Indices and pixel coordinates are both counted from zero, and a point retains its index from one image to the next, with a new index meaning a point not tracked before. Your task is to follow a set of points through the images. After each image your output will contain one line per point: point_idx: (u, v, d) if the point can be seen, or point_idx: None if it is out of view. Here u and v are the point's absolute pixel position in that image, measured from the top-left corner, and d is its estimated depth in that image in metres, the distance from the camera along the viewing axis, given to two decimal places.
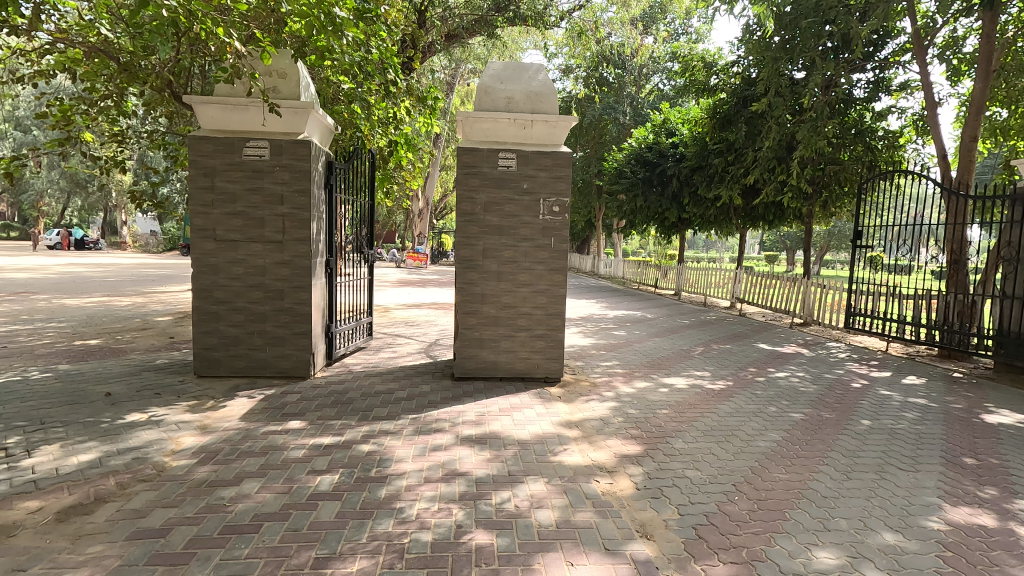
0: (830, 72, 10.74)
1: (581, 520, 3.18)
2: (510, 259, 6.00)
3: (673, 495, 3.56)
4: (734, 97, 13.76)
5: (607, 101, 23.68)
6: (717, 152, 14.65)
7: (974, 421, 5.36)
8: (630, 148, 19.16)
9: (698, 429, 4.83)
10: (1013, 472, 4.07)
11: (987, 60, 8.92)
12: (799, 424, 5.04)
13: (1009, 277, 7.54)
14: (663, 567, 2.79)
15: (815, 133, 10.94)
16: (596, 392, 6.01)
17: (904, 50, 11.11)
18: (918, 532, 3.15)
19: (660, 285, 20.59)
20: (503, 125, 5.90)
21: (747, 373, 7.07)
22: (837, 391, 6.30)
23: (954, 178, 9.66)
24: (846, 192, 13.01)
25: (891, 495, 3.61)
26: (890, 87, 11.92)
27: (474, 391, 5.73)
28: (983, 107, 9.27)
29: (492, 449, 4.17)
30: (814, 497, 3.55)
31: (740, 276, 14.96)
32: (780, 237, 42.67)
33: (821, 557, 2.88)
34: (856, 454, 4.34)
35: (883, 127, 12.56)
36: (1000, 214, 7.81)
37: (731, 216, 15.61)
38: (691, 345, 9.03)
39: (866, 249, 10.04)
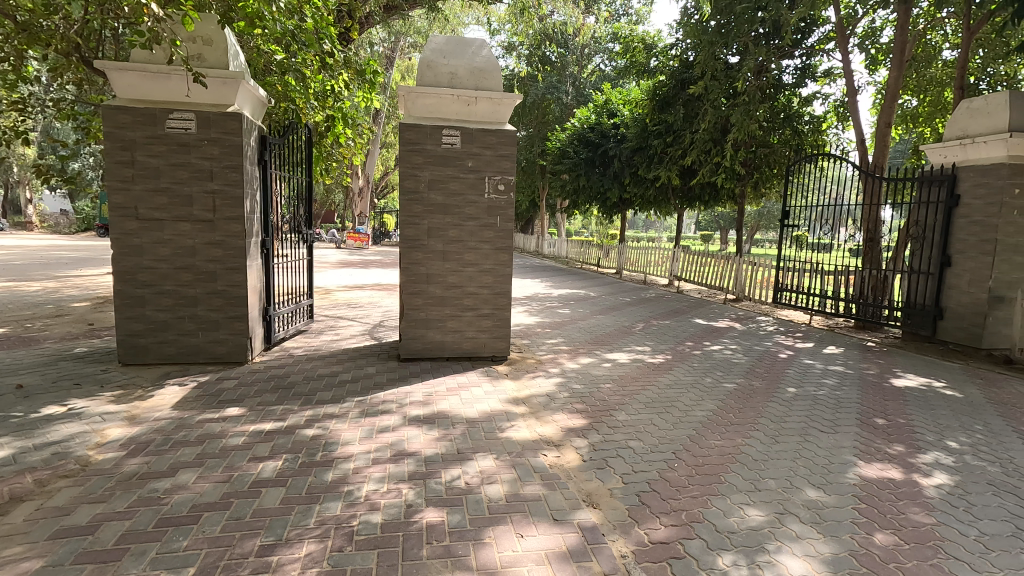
0: (762, 57, 11.21)
1: (529, 493, 3.26)
2: (456, 238, 5.95)
3: (617, 465, 3.70)
4: (672, 80, 14.07)
5: (550, 80, 24.20)
6: (657, 133, 14.98)
7: (884, 385, 5.86)
8: (573, 128, 19.26)
9: (639, 401, 5.03)
10: (917, 429, 4.50)
11: (901, 51, 9.50)
12: (732, 393, 5.35)
13: (917, 254, 8.22)
14: (608, 533, 2.90)
15: (746, 116, 11.41)
16: (542, 368, 6.12)
17: (827, 39, 11.71)
18: (836, 488, 3.43)
19: (602, 265, 21.07)
20: (447, 101, 5.78)
21: (685, 346, 7.41)
22: (766, 361, 6.70)
23: (871, 163, 10.35)
24: (775, 174, 13.69)
25: (814, 455, 3.91)
26: (815, 74, 12.55)
27: (421, 371, 5.71)
28: (897, 95, 9.91)
29: (441, 428, 4.17)
30: (746, 460, 3.79)
31: (678, 254, 15.55)
32: (714, 218, 44.41)
33: (752, 515, 3.09)
34: (783, 419, 4.65)
35: (809, 112, 13.23)
36: (910, 195, 8.43)
37: (670, 196, 16.06)
38: (632, 321, 9.31)
39: (793, 228, 10.63)
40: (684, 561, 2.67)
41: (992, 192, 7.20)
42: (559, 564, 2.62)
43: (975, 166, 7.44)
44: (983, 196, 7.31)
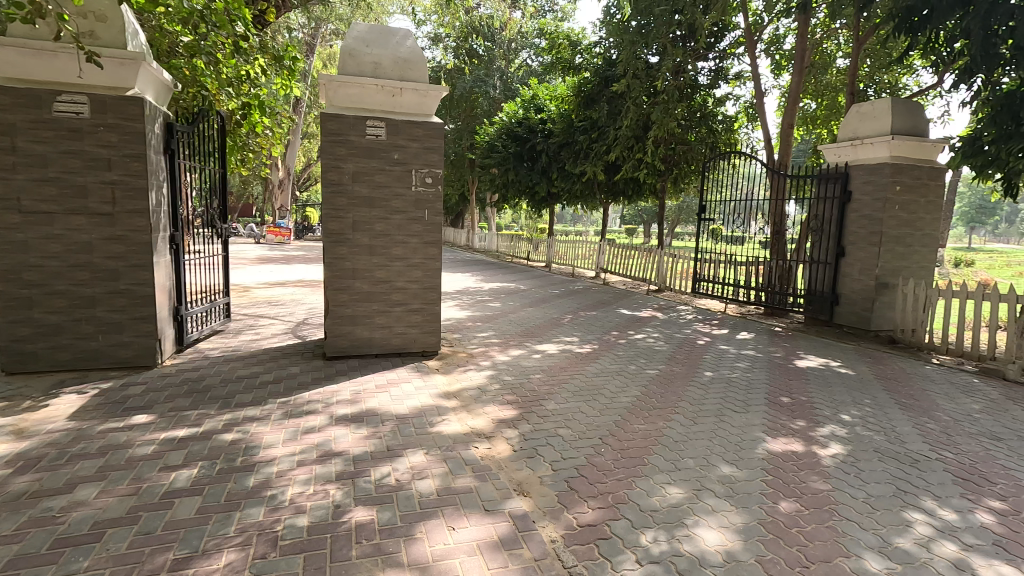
0: (680, 58, 11.73)
1: (461, 486, 3.27)
2: (382, 232, 5.83)
3: (547, 453, 3.78)
4: (597, 77, 14.43)
5: (477, 73, 24.10)
6: (583, 129, 15.35)
7: (789, 366, 6.37)
8: (501, 122, 19.32)
9: (568, 390, 5.17)
10: (816, 405, 4.93)
11: (801, 57, 10.27)
12: (655, 379, 5.62)
13: (816, 246, 8.96)
14: (538, 520, 2.97)
15: (666, 115, 11.91)
16: (473, 362, 6.13)
17: (738, 43, 12.44)
18: (747, 463, 3.70)
19: (532, 258, 21.37)
20: (371, 91, 5.63)
21: (611, 336, 7.68)
22: (685, 348, 7.09)
23: (777, 161, 11.13)
24: (693, 171, 14.42)
25: (727, 434, 4.19)
26: (727, 76, 13.29)
27: (348, 368, 5.56)
28: (798, 99, 10.70)
29: (370, 426, 4.09)
30: (667, 442, 4.00)
31: (604, 247, 16.06)
32: (639, 212, 46.13)
33: (672, 492, 3.27)
34: (700, 402, 4.94)
35: (722, 112, 14.01)
36: (811, 191, 9.16)
37: (596, 191, 16.50)
38: (560, 313, 9.53)
39: (710, 222, 11.26)
40: (610, 541, 2.78)
41: (878, 189, 7.97)
42: (491, 553, 2.65)
43: (865, 164, 8.18)
44: (870, 192, 8.07)
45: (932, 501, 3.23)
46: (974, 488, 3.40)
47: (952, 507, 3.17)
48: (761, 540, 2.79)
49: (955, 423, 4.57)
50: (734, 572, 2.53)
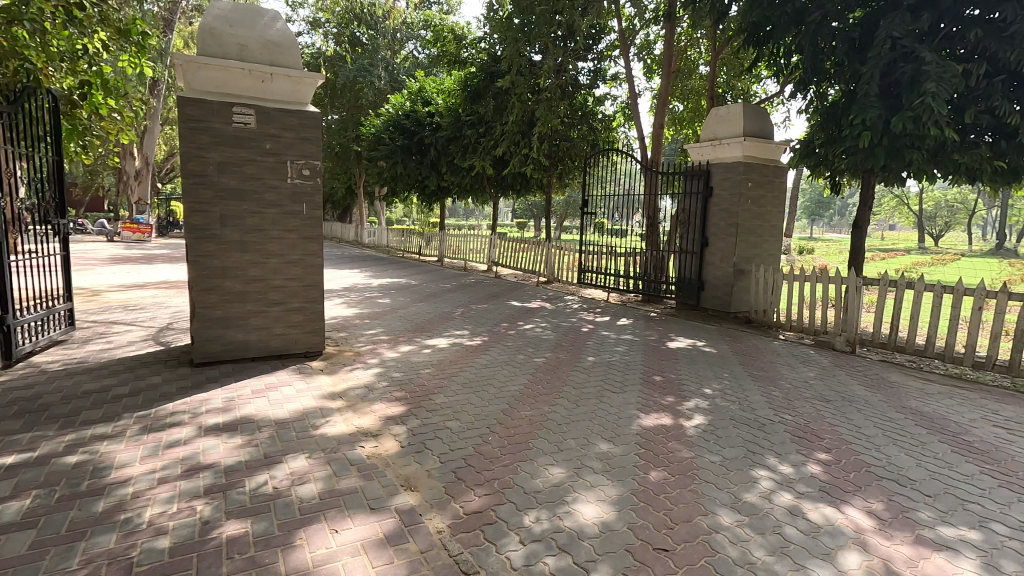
0: (561, 58, 12.17)
1: (345, 487, 3.18)
2: (255, 227, 5.45)
3: (436, 446, 3.79)
4: (482, 72, 14.58)
5: (361, 62, 23.23)
6: (470, 124, 15.42)
7: (662, 348, 6.92)
8: (388, 113, 18.81)
9: (457, 382, 5.21)
10: (684, 382, 5.42)
11: (668, 63, 11.10)
12: (542, 366, 5.84)
13: (685, 237, 9.79)
14: (425, 513, 2.98)
15: (549, 112, 12.31)
16: (361, 360, 5.96)
17: (613, 46, 13.17)
18: (623, 438, 3.98)
19: (424, 253, 21.13)
20: (237, 75, 5.23)
21: (501, 327, 7.84)
22: (571, 336, 7.44)
23: (651, 158, 11.97)
24: (576, 166, 15.08)
25: (606, 413, 4.48)
26: (605, 77, 14.01)
27: (221, 374, 5.15)
28: (667, 101, 11.57)
29: (245, 434, 3.83)
30: (551, 425, 4.18)
31: (495, 241, 16.31)
32: (529, 207, 47.28)
33: (555, 472, 3.44)
34: (582, 385, 5.23)
35: (601, 111, 14.76)
36: (679, 187, 9.97)
37: (486, 185, 16.68)
38: (451, 307, 9.54)
39: (592, 216, 11.85)
40: (495, 526, 2.85)
41: (734, 185, 8.89)
42: (375, 551, 2.61)
43: (722, 163, 9.07)
44: (727, 188, 8.98)
45: (774, 458, 3.70)
46: (806, 444, 3.94)
47: (789, 461, 3.65)
48: (633, 508, 3.03)
49: (795, 389, 5.26)
50: (608, 540, 2.72)
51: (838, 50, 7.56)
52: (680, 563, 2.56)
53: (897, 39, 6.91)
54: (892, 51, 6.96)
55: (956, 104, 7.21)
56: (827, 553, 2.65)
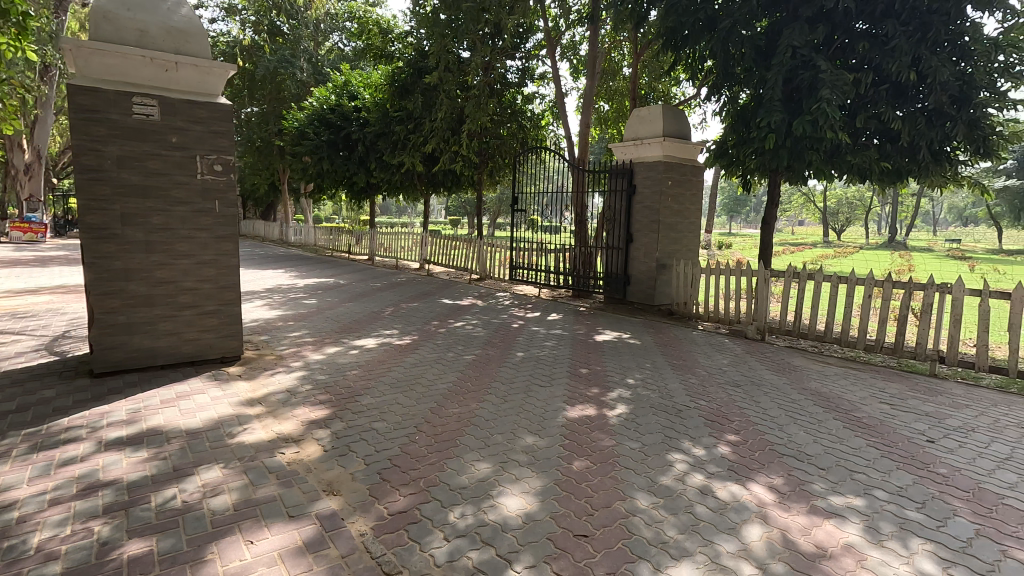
0: (488, 56, 12.19)
1: (262, 496, 3.06)
2: (162, 226, 5.11)
3: (360, 449, 3.72)
4: (410, 67, 14.37)
5: (282, 53, 22.23)
6: (399, 120, 15.15)
7: (589, 341, 7.13)
8: (311, 107, 18.12)
9: (384, 382, 5.13)
10: (608, 373, 5.61)
11: (593, 64, 11.39)
12: (471, 363, 5.86)
13: (611, 233, 10.09)
14: (347, 516, 2.92)
15: (478, 109, 12.28)
16: (283, 363, 5.73)
17: (540, 46, 13.36)
18: (548, 431, 4.08)
19: (354, 251, 20.58)
20: (136, 63, 4.86)
21: (431, 326, 7.79)
22: (501, 332, 7.50)
23: (578, 157, 12.24)
24: (506, 164, 15.19)
25: (533, 407, 4.56)
26: (534, 76, 14.18)
27: (126, 385, 4.80)
28: (592, 101, 11.86)
29: (152, 447, 3.59)
30: (479, 422, 4.22)
31: (427, 239, 16.15)
32: (462, 204, 47.09)
33: (480, 467, 3.47)
34: (511, 380, 5.30)
35: (530, 109, 14.93)
36: (605, 185, 10.25)
37: (416, 182, 16.46)
38: (380, 306, 9.36)
39: (523, 213, 11.98)
40: (419, 524, 2.84)
41: (655, 183, 9.27)
42: (293, 559, 2.53)
43: (644, 162, 9.44)
44: (649, 186, 9.36)
45: (689, 441, 3.92)
46: (718, 427, 4.19)
47: (702, 444, 3.88)
48: (556, 498, 3.11)
49: (709, 376, 5.58)
50: (530, 531, 2.78)
51: (746, 56, 8.05)
52: (598, 547, 2.66)
53: (797, 48, 7.46)
54: (793, 59, 7.50)
55: (849, 109, 7.88)
56: (733, 527, 2.84)
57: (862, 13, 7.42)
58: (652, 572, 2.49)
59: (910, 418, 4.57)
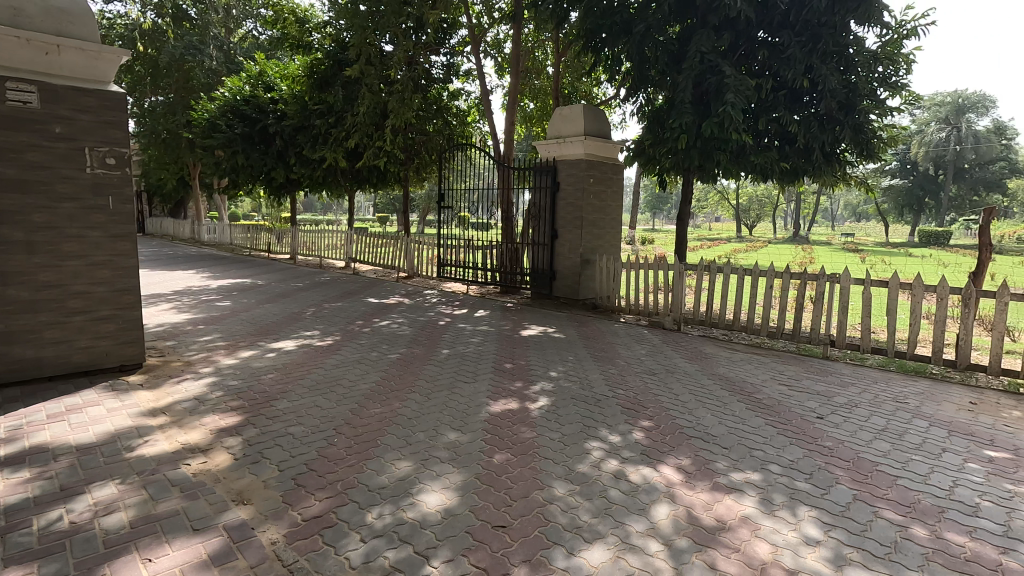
0: (411, 50, 12.00)
1: (163, 511, 2.88)
2: (45, 224, 4.66)
3: (274, 455, 3.58)
4: (329, 59, 13.91)
5: (189, 39, 20.82)
6: (319, 113, 14.60)
7: (515, 337, 7.23)
8: (223, 98, 17.09)
9: (303, 385, 4.96)
10: (532, 367, 5.72)
11: (517, 62, 11.50)
12: (395, 362, 5.78)
13: (537, 230, 10.24)
14: (258, 526, 2.81)
15: (402, 104, 12.02)
16: (191, 370, 5.40)
17: (464, 43, 13.32)
18: (471, 426, 4.10)
19: (274, 250, 19.65)
20: (9, 44, 4.37)
21: (354, 326, 7.61)
22: (427, 330, 7.44)
23: (504, 154, 12.32)
24: (433, 161, 15.05)
25: (457, 403, 4.57)
26: (459, 73, 14.12)
27: (4, 400, 4.34)
28: (517, 99, 11.97)
29: (35, 467, 3.28)
30: (401, 421, 4.17)
31: (352, 237, 15.71)
32: (390, 202, 46.13)
33: (401, 466, 3.44)
34: (435, 378, 5.27)
35: (456, 106, 14.86)
36: (530, 182, 10.36)
37: (339, 178, 15.95)
38: (301, 307, 9.01)
39: (450, 209, 11.91)
40: (335, 528, 2.79)
41: (578, 181, 9.52)
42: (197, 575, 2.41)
43: (567, 160, 9.65)
44: (572, 184, 9.60)
45: (606, 429, 4.08)
46: (634, 414, 4.39)
47: (618, 431, 4.05)
48: (475, 492, 3.15)
49: (628, 366, 5.83)
50: (449, 526, 2.80)
51: (659, 60, 8.42)
52: (516, 536, 2.72)
53: (704, 54, 7.90)
54: (701, 64, 7.93)
55: (752, 113, 8.43)
56: (643, 508, 2.99)
57: (761, 23, 7.96)
58: (566, 555, 2.57)
59: (803, 398, 4.99)
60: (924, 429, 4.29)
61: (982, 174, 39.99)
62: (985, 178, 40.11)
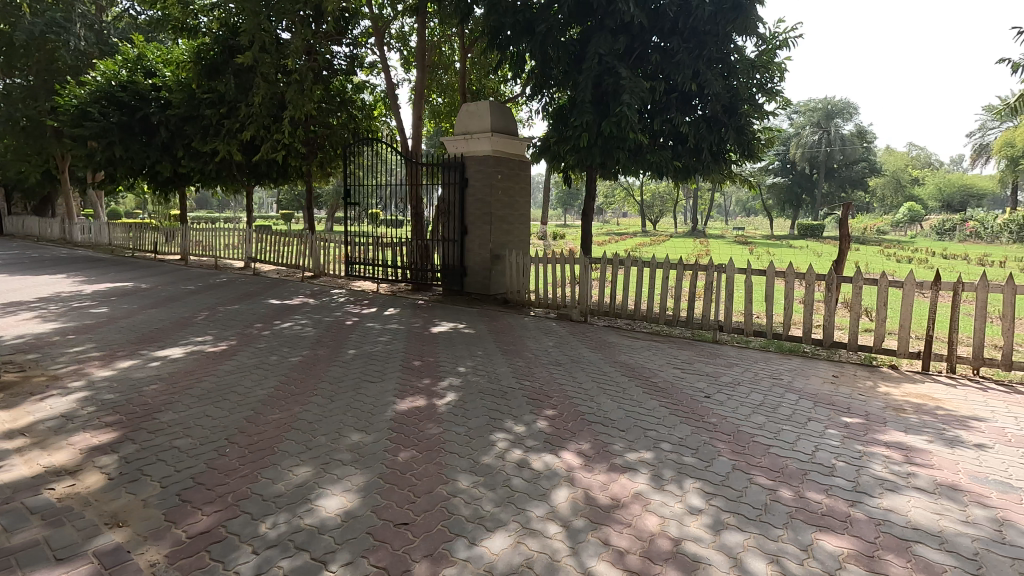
0: (310, 39, 11.45)
1: (19, 543, 2.58)
2: None
3: (156, 471, 3.32)
4: (219, 45, 12.98)
5: (51, 15, 18.56)
6: (208, 103, 13.56)
7: (425, 334, 7.16)
8: (95, 83, 15.41)
9: (192, 395, 4.62)
10: (441, 363, 5.71)
11: (422, 56, 11.34)
12: (296, 365, 5.53)
13: (446, 226, 10.18)
14: (135, 548, 2.59)
15: (301, 95, 11.38)
16: (58, 384, 4.85)
17: (368, 34, 12.95)
18: (376, 426, 4.03)
19: (161, 250, 18.06)
20: None
21: (253, 329, 7.19)
22: (332, 331, 7.19)
23: (412, 149, 12.13)
24: (337, 155, 14.52)
25: (362, 404, 4.47)
26: (363, 65, 13.70)
27: None
28: (423, 94, 11.81)
29: None
30: (301, 425, 4.01)
31: (251, 235, 14.79)
32: (294, 198, 43.89)
33: (300, 472, 3.31)
34: (340, 379, 5.11)
35: (361, 99, 14.42)
36: (439, 178, 10.27)
37: (235, 172, 14.95)
38: (192, 311, 8.37)
39: (356, 206, 11.54)
40: (224, 542, 2.63)
41: (486, 177, 9.59)
42: None
43: (474, 156, 9.69)
44: (480, 180, 9.65)
45: (512, 420, 4.17)
46: (539, 404, 4.52)
47: (523, 421, 4.15)
48: (378, 492, 3.10)
49: (536, 358, 5.98)
50: (349, 528, 2.74)
51: (561, 60, 8.66)
52: (418, 532, 2.72)
53: (602, 56, 8.24)
54: (600, 65, 8.27)
55: (648, 113, 8.90)
56: (543, 493, 3.10)
57: (654, 29, 8.41)
58: (468, 546, 2.61)
59: (695, 379, 5.38)
60: (795, 401, 4.78)
61: (848, 174, 44.92)
62: (850, 176, 45.10)
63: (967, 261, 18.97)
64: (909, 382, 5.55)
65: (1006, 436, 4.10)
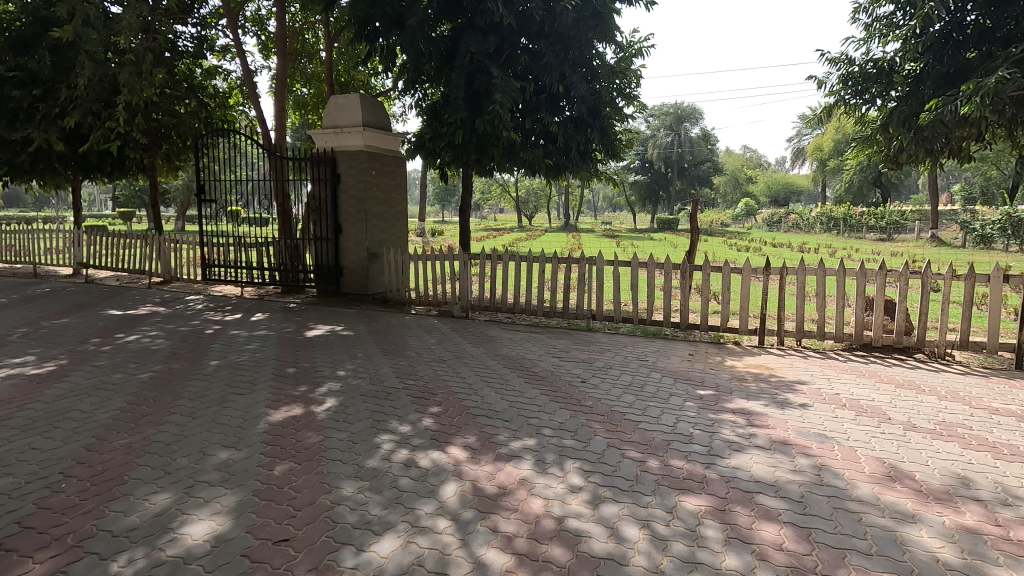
0: (148, 16, 10.13)
1: None
2: None
3: None
4: (27, 16, 11.11)
5: None
6: (14, 82, 11.49)
7: (298, 339, 6.76)
8: None
9: (10, 427, 3.92)
10: (318, 369, 5.43)
11: (283, 43, 10.62)
12: (147, 382, 4.94)
13: (317, 224, 9.64)
14: None
15: (138, 79, 10.02)
16: None
17: (218, 15, 11.82)
18: (247, 441, 3.73)
19: None
20: None
21: (88, 345, 6.26)
22: (189, 341, 6.51)
23: (276, 142, 11.30)
24: (187, 146, 13.11)
25: (229, 419, 4.11)
26: (213, 48, 12.45)
27: None
28: (286, 83, 11.05)
29: None
30: (156, 449, 3.60)
31: (82, 237, 12.85)
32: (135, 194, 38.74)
33: (158, 500, 2.98)
34: (201, 394, 4.65)
35: (212, 86, 13.17)
36: (307, 174, 9.68)
37: (56, 164, 12.88)
38: (6, 328, 7.09)
39: (213, 203, 10.49)
40: None
41: (358, 173, 9.24)
42: None
43: (345, 151, 9.29)
44: (352, 175, 9.28)
45: (396, 421, 4.10)
46: (423, 402, 4.49)
47: (408, 421, 4.10)
48: (253, 510, 2.89)
49: (418, 356, 5.93)
50: (221, 553, 2.53)
51: (432, 56, 8.62)
52: (300, 547, 2.58)
53: (474, 54, 8.39)
54: (470, 64, 8.41)
55: (519, 112, 9.16)
56: (431, 490, 3.11)
57: (522, 30, 8.67)
58: (356, 553, 2.54)
59: (572, 366, 5.69)
60: (658, 380, 5.26)
61: (696, 173, 50.06)
62: (698, 176, 50.31)
63: (789, 249, 22.11)
64: (749, 355, 6.37)
65: (822, 395, 4.88)
